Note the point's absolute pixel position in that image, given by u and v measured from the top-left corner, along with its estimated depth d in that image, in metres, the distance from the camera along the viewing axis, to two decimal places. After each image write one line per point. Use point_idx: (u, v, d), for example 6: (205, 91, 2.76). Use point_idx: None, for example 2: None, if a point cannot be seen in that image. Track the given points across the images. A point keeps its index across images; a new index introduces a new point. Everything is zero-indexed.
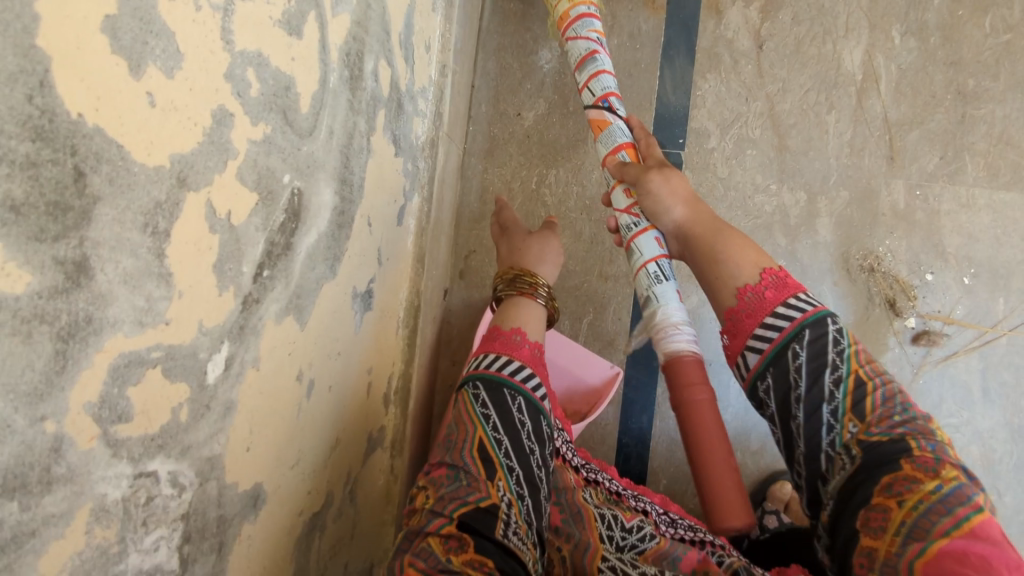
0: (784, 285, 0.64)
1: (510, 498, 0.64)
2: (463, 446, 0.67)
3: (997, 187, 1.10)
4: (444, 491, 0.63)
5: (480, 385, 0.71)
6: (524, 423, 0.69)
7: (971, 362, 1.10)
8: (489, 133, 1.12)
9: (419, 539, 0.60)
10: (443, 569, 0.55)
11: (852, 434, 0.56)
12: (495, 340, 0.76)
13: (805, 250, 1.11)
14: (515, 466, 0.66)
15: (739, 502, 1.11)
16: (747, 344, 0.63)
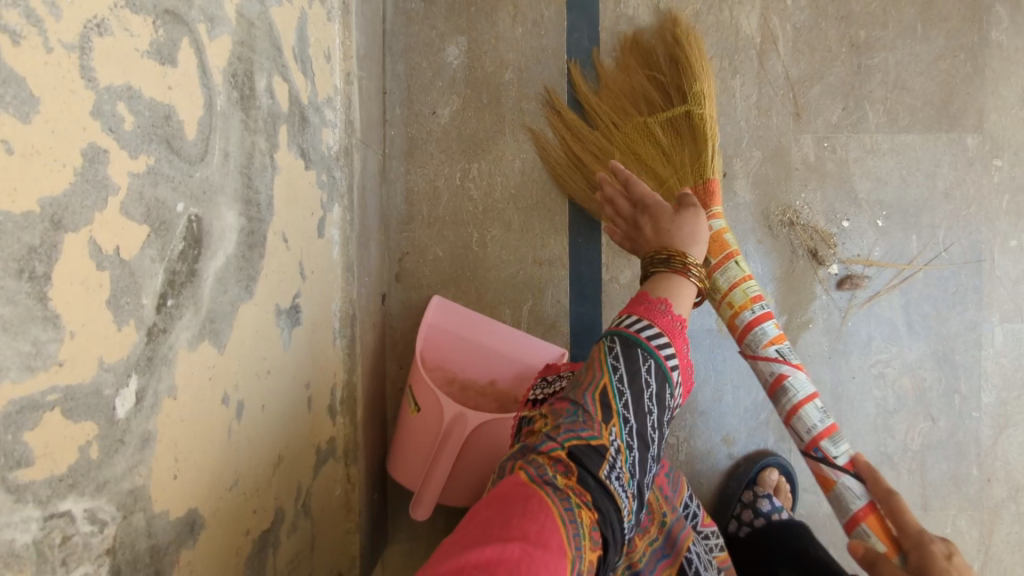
0: None
1: (619, 444, 0.69)
2: (588, 387, 0.72)
3: (898, 131, 1.15)
4: (563, 421, 0.70)
5: (617, 341, 0.74)
6: (649, 385, 0.72)
7: (893, 299, 1.16)
8: (407, 134, 1.13)
9: (532, 453, 0.67)
10: (548, 481, 0.62)
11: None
12: (640, 304, 0.76)
13: (727, 213, 1.15)
14: (630, 418, 0.71)
15: (694, 461, 1.17)
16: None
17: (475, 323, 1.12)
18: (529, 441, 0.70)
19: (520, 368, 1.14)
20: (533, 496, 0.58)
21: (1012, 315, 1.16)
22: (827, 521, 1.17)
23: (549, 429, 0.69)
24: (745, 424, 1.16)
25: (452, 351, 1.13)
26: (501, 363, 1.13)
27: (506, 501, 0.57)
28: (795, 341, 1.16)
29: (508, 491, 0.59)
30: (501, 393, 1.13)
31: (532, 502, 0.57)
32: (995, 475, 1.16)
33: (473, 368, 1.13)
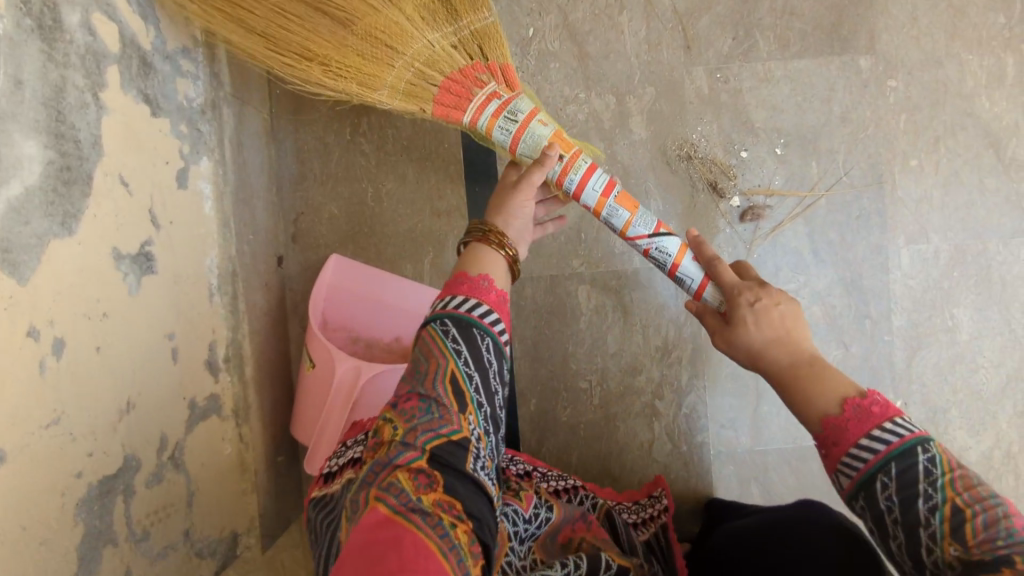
0: (868, 417, 0.61)
1: (479, 432, 0.63)
2: (435, 376, 0.64)
3: (790, 57, 1.14)
4: (416, 422, 0.61)
5: (449, 322, 0.67)
6: (493, 363, 0.67)
7: (797, 228, 1.15)
8: (293, 92, 1.13)
9: (387, 471, 0.56)
10: (415, 507, 0.52)
11: (951, 552, 0.53)
12: (463, 283, 0.71)
13: (624, 151, 1.14)
14: (483, 402, 0.65)
15: (609, 405, 1.16)
16: (838, 466, 0.61)
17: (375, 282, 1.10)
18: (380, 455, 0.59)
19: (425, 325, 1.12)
20: (404, 538, 0.48)
21: (916, 237, 1.16)
22: (747, 455, 1.17)
23: (399, 438, 0.60)
24: (658, 363, 1.16)
25: (356, 310, 1.11)
26: (404, 321, 1.11)
27: (372, 550, 0.47)
28: None
29: (367, 539, 0.48)
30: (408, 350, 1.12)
31: (405, 548, 0.47)
32: (911, 397, 1.16)
33: (378, 326, 1.12)
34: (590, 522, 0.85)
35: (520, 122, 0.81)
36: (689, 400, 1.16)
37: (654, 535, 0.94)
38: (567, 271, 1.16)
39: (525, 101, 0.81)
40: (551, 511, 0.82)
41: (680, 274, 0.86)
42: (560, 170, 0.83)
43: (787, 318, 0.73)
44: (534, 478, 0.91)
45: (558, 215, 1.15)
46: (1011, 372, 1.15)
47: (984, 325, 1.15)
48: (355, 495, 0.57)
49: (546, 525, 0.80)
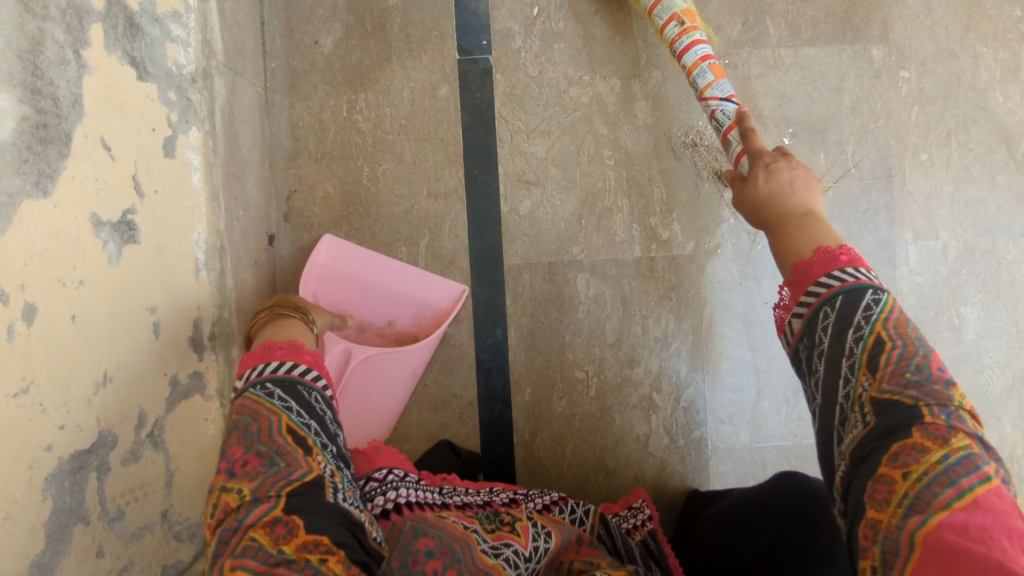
0: (834, 261, 0.64)
1: (331, 468, 0.65)
2: (269, 431, 0.65)
3: (801, 44, 1.11)
4: (261, 479, 0.61)
5: (271, 385, 0.69)
6: (325, 411, 0.70)
7: None
8: (289, 66, 1.09)
9: (242, 533, 0.58)
10: (277, 562, 0.55)
11: (863, 388, 0.55)
12: (278, 351, 0.74)
13: (628, 136, 1.11)
14: (325, 442, 0.67)
15: (605, 397, 1.13)
16: (798, 301, 0.64)
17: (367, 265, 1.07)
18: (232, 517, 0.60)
19: (418, 308, 1.10)
20: None
21: (924, 233, 1.13)
22: (745, 452, 1.14)
23: (248, 497, 0.60)
24: (657, 355, 1.13)
25: (346, 293, 1.08)
26: (397, 305, 1.09)
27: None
28: (704, 267, 1.12)
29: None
30: (400, 334, 1.11)
31: None
32: None
33: (370, 309, 1.10)
34: (582, 543, 0.80)
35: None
36: (688, 394, 1.14)
37: (645, 538, 0.92)
38: (567, 258, 1.13)
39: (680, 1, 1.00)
40: (549, 539, 0.75)
41: (718, 114, 0.95)
42: (676, 33, 0.99)
43: (796, 181, 0.76)
44: (520, 502, 0.84)
45: (559, 200, 1.12)
46: (1017, 374, 1.13)
47: (991, 325, 1.13)
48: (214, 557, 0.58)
49: (546, 556, 0.74)
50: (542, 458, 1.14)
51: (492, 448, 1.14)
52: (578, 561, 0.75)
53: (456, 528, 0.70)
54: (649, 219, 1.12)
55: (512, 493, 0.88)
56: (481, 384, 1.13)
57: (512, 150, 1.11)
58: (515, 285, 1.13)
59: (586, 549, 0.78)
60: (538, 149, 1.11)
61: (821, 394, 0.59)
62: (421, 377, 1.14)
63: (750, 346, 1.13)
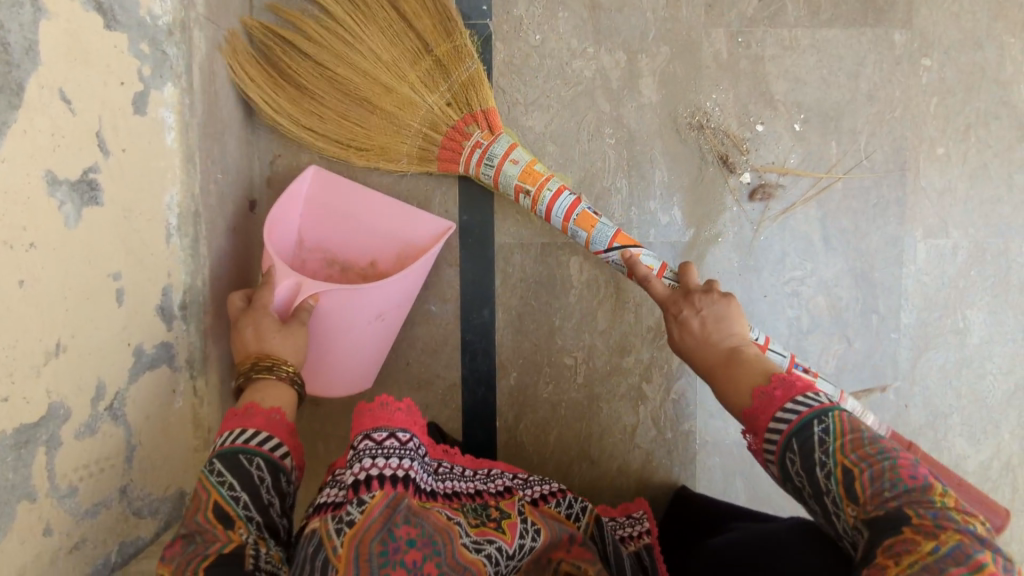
0: (774, 398, 0.64)
1: (254, 538, 0.62)
2: (196, 511, 0.63)
3: (820, 25, 1.05)
4: (179, 560, 0.59)
5: (216, 460, 0.66)
6: (264, 479, 0.66)
7: (809, 212, 1.08)
8: (277, 22, 1.03)
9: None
10: None
11: (851, 513, 0.55)
12: (229, 419, 0.71)
13: (631, 114, 1.06)
14: (254, 513, 0.64)
15: (593, 384, 1.10)
16: (762, 439, 0.63)
17: (345, 197, 1.01)
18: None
19: (401, 246, 1.02)
20: None
21: (935, 231, 1.08)
22: (733, 448, 1.11)
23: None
24: (648, 344, 1.09)
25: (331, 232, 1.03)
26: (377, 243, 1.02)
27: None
28: (703, 256, 1.08)
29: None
30: (384, 275, 1.03)
31: None
32: (912, 400, 1.10)
33: (355, 246, 1.03)
34: (574, 542, 0.74)
35: (496, 164, 0.93)
36: (679, 386, 1.10)
37: (639, 551, 0.84)
38: (561, 239, 1.08)
39: (501, 143, 0.92)
40: (537, 536, 0.71)
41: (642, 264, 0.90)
42: (532, 203, 0.94)
43: (710, 320, 0.78)
44: (515, 492, 0.79)
45: None
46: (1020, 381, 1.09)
47: (997, 329, 1.09)
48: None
49: (529, 555, 0.70)
50: (525, 443, 1.11)
51: (474, 431, 1.11)
52: (567, 562, 0.70)
53: (440, 518, 0.66)
54: (648, 203, 1.07)
55: (510, 478, 0.83)
56: (465, 366, 1.10)
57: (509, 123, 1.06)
58: (505, 265, 1.08)
59: (576, 551, 0.72)
60: (536, 124, 1.06)
61: (822, 520, 0.59)
62: (404, 355, 1.10)
63: None
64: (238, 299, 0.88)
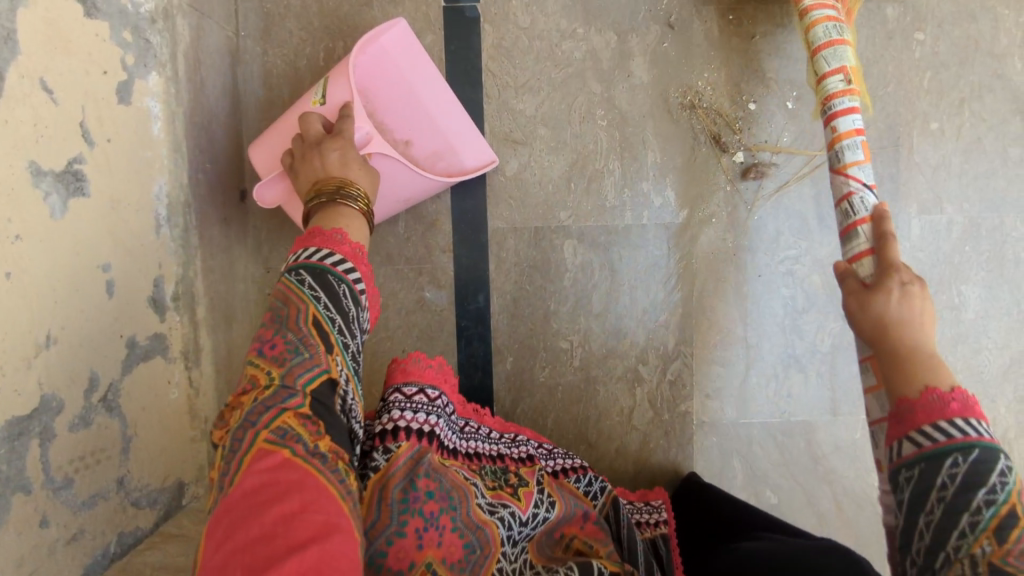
0: (964, 406, 0.55)
1: (346, 374, 0.65)
2: (298, 318, 0.64)
3: None
4: (290, 364, 0.61)
5: (304, 273, 0.67)
6: (350, 308, 0.68)
7: (803, 190, 1.07)
8: (263, 9, 1.02)
9: (274, 413, 0.57)
10: (311, 448, 0.56)
11: (980, 551, 0.47)
12: (316, 237, 0.71)
13: (623, 95, 1.05)
14: (348, 342, 0.66)
15: (589, 367, 1.10)
16: (908, 432, 0.56)
17: (422, 73, 0.96)
18: (256, 397, 0.59)
19: (444, 149, 1.01)
20: (305, 480, 0.52)
21: (929, 206, 1.08)
22: (730, 428, 1.11)
23: (277, 382, 0.60)
24: (644, 327, 1.09)
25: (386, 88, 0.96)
26: (429, 134, 0.99)
27: (271, 492, 0.50)
28: (697, 237, 1.08)
29: (267, 481, 0.51)
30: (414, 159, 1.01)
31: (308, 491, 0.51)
32: None
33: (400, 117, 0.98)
34: (589, 520, 0.74)
35: (837, 38, 0.87)
36: (674, 367, 1.10)
37: (655, 539, 0.86)
38: (554, 223, 1.07)
39: (848, 52, 0.87)
40: (551, 508, 0.71)
41: (854, 201, 0.80)
42: (839, 88, 0.86)
43: (927, 313, 0.63)
44: (536, 462, 0.78)
45: (547, 162, 1.06)
46: (1015, 356, 1.09)
47: (992, 304, 1.09)
48: (233, 436, 0.57)
49: (542, 525, 0.69)
50: (523, 428, 1.11)
51: None
52: (580, 539, 0.71)
53: (457, 477, 0.65)
54: (641, 184, 1.07)
55: (535, 446, 0.82)
56: (461, 352, 1.10)
57: (500, 106, 1.05)
58: (499, 251, 1.08)
59: (590, 529, 0.73)
60: (527, 107, 1.05)
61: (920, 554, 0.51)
62: (400, 343, 1.10)
63: (742, 320, 1.09)
64: (317, 124, 0.86)
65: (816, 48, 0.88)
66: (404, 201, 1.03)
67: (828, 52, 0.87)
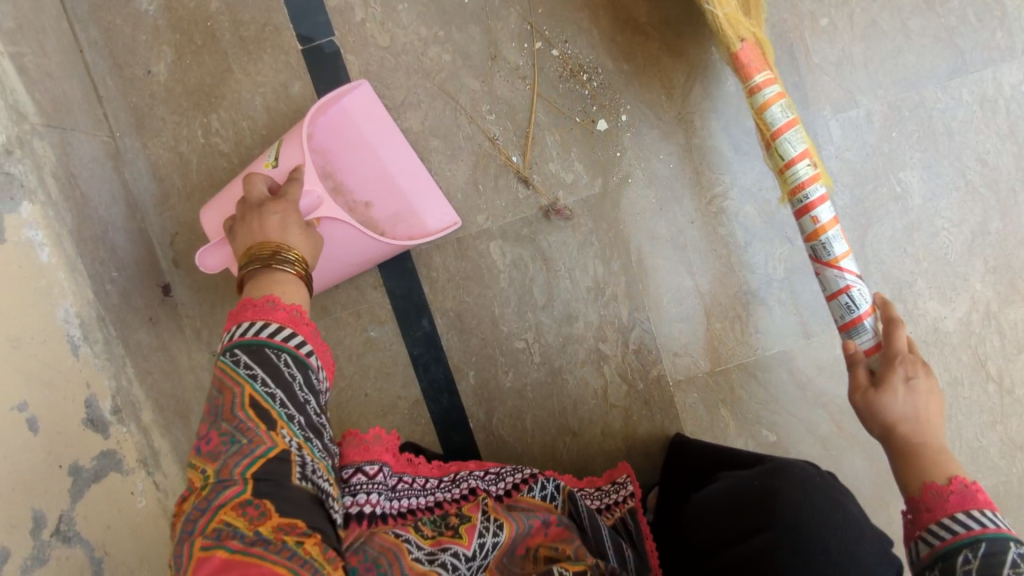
0: (971, 499, 0.65)
1: (298, 442, 0.60)
2: (233, 406, 0.59)
3: None
4: (224, 456, 0.57)
5: (238, 352, 0.62)
6: (296, 377, 0.63)
7: (711, 125, 1.04)
8: (129, 104, 1.02)
9: (210, 513, 0.54)
10: (256, 539, 0.52)
11: None
12: (248, 309, 0.65)
13: (503, 84, 1.03)
14: (294, 412, 0.61)
15: (551, 359, 1.08)
16: (922, 531, 0.66)
17: (384, 134, 0.99)
18: (194, 500, 0.56)
19: (404, 211, 1.00)
20: (250, 574, 0.49)
21: (843, 103, 1.04)
22: (708, 379, 1.08)
23: (212, 479, 0.56)
24: (593, 305, 1.07)
25: (345, 147, 0.98)
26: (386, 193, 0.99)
27: None
28: (618, 202, 1.05)
29: None
30: (372, 222, 0.99)
31: None
32: (872, 279, 1.06)
33: (359, 176, 0.99)
34: (551, 524, 0.72)
35: (790, 158, 0.89)
36: (635, 336, 1.08)
37: (623, 518, 0.84)
38: (474, 229, 1.06)
39: (799, 140, 0.89)
40: (500, 530, 0.67)
41: (852, 293, 0.86)
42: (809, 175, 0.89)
43: None
44: (480, 492, 0.75)
45: (449, 170, 1.05)
46: (975, 227, 1.05)
47: (935, 183, 1.05)
48: (174, 547, 0.54)
49: (495, 551, 0.66)
50: (504, 436, 1.09)
51: (451, 440, 1.09)
52: (545, 547, 0.69)
53: (386, 539, 0.63)
54: (548, 166, 1.05)
55: (478, 476, 0.78)
56: (421, 379, 1.09)
57: None
58: (429, 270, 1.08)
59: (554, 531, 0.71)
60: (414, 123, 1.04)
61: None
62: (360, 388, 1.09)
63: (688, 270, 1.07)
64: (261, 186, 0.80)
65: (775, 131, 0.89)
66: (360, 264, 1.00)
67: (788, 137, 0.88)
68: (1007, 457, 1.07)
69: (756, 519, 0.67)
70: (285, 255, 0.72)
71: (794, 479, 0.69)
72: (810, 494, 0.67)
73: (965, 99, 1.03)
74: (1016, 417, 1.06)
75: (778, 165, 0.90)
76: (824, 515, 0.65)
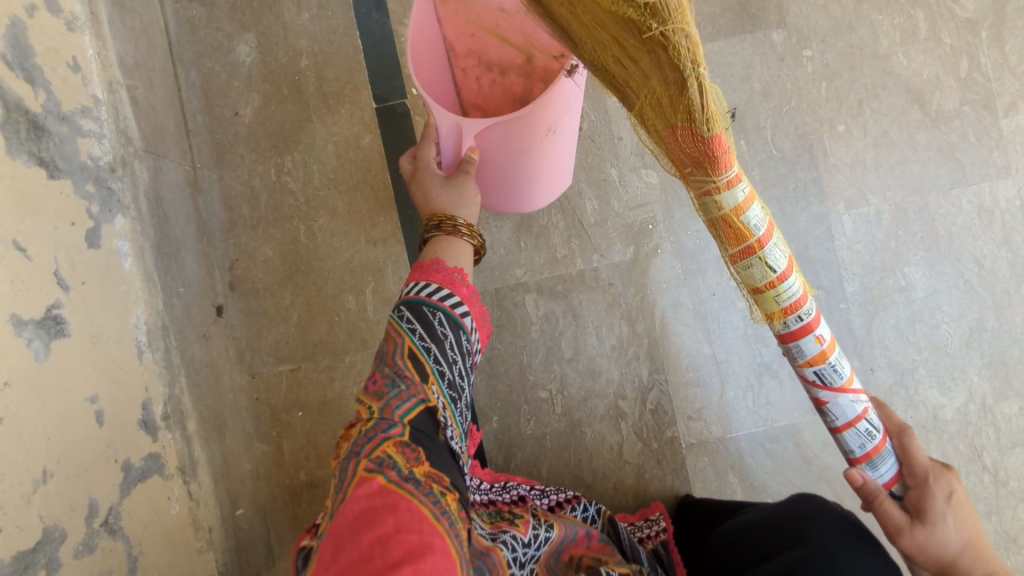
0: None
1: (444, 401, 0.67)
2: (395, 353, 0.68)
3: (703, 42, 1.17)
4: (387, 398, 0.65)
5: (402, 308, 0.71)
6: (447, 335, 0.70)
7: None
8: (213, 140, 1.13)
9: (375, 443, 0.61)
10: (407, 477, 0.58)
11: None
12: (416, 271, 0.75)
13: None
14: (445, 369, 0.68)
15: (572, 411, 1.14)
16: None
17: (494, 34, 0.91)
18: (361, 429, 0.64)
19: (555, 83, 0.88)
20: (400, 504, 0.55)
21: (856, 201, 1.15)
22: (718, 445, 1.13)
23: (377, 415, 0.64)
24: (616, 363, 1.14)
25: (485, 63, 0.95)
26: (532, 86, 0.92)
27: (369, 518, 0.53)
28: (647, 269, 1.14)
29: (366, 506, 0.54)
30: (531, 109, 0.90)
31: (401, 514, 0.53)
32: (877, 363, 1.14)
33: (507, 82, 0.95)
34: (593, 538, 0.76)
35: (779, 274, 0.68)
36: (653, 397, 1.14)
37: (656, 549, 0.90)
38: (511, 281, 1.15)
39: (781, 252, 0.68)
40: (550, 528, 0.73)
41: (862, 425, 0.72)
42: (793, 301, 0.69)
43: None
44: (529, 500, 0.80)
45: (494, 227, 1.16)
46: (972, 324, 1.13)
47: (937, 279, 1.14)
48: (340, 466, 0.61)
49: (546, 545, 0.71)
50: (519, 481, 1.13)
51: None
52: (587, 556, 0.73)
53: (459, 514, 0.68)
54: (587, 230, 1.15)
55: (527, 489, 0.84)
56: None
57: None
58: None
59: (596, 545, 0.75)
60: None
61: None
62: None
63: (706, 339, 1.14)
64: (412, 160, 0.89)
65: (759, 240, 0.67)
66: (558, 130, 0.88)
67: (768, 250, 0.67)
68: (1002, 550, 1.10)
69: (790, 539, 0.72)
70: (430, 225, 0.81)
71: (823, 508, 0.75)
72: (838, 523, 0.73)
73: (964, 207, 1.14)
74: (1009, 509, 1.11)
75: (763, 282, 0.68)
76: (846, 533, 0.71)
